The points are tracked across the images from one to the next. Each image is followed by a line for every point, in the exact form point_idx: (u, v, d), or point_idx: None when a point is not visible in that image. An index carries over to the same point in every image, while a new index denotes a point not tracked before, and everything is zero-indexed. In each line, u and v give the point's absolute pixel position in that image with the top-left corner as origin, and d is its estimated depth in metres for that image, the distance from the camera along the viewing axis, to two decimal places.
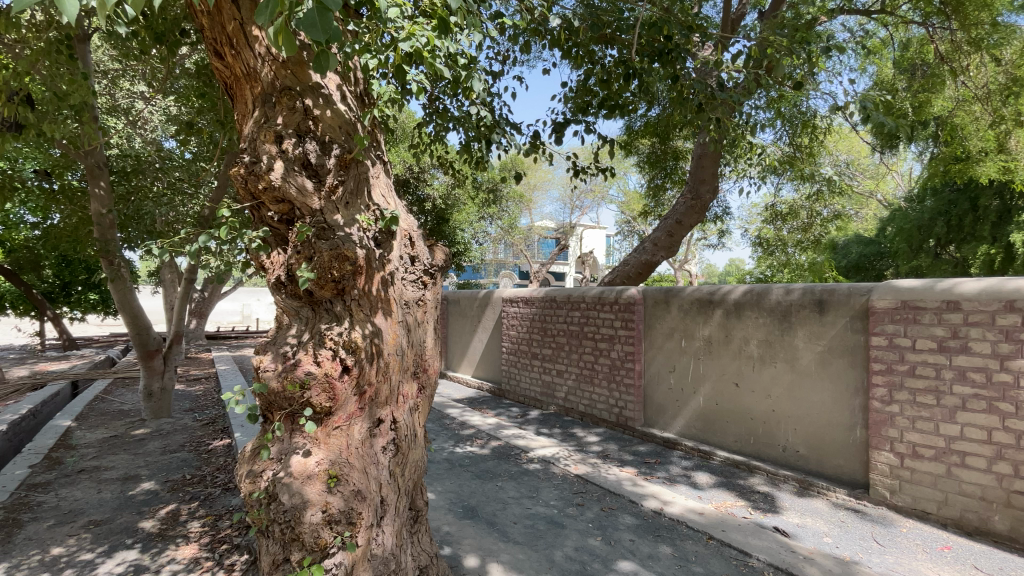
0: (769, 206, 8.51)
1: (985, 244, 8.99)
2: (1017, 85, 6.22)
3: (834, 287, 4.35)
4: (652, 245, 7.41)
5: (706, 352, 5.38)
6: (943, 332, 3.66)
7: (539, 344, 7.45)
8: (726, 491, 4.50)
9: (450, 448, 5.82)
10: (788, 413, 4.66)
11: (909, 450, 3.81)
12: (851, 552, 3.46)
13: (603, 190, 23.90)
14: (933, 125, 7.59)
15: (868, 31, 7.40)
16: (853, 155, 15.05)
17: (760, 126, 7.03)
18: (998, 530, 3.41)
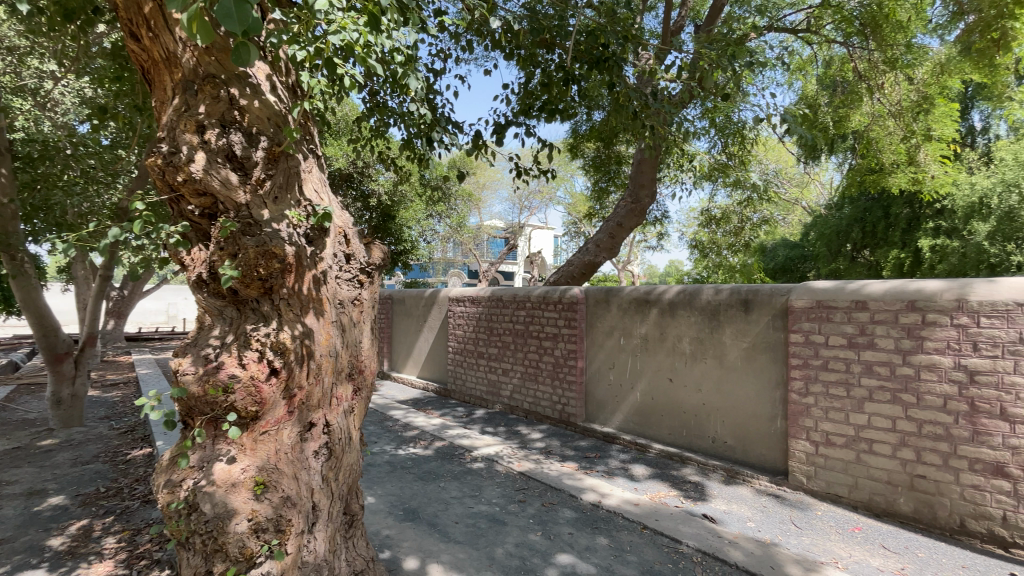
0: (705, 211, 8.97)
1: (895, 249, 9.89)
2: (927, 103, 6.87)
3: (757, 288, 4.65)
4: (595, 245, 7.61)
5: (643, 349, 5.59)
6: (852, 329, 3.99)
7: (484, 343, 7.46)
8: (661, 482, 4.70)
9: (392, 450, 5.72)
10: (717, 407, 4.92)
11: (823, 438, 4.13)
12: (772, 535, 3.71)
13: (551, 191, 24.25)
14: (850, 139, 8.25)
15: (794, 49, 7.94)
16: (781, 164, 16.09)
17: (696, 133, 7.37)
18: (902, 511, 3.73)
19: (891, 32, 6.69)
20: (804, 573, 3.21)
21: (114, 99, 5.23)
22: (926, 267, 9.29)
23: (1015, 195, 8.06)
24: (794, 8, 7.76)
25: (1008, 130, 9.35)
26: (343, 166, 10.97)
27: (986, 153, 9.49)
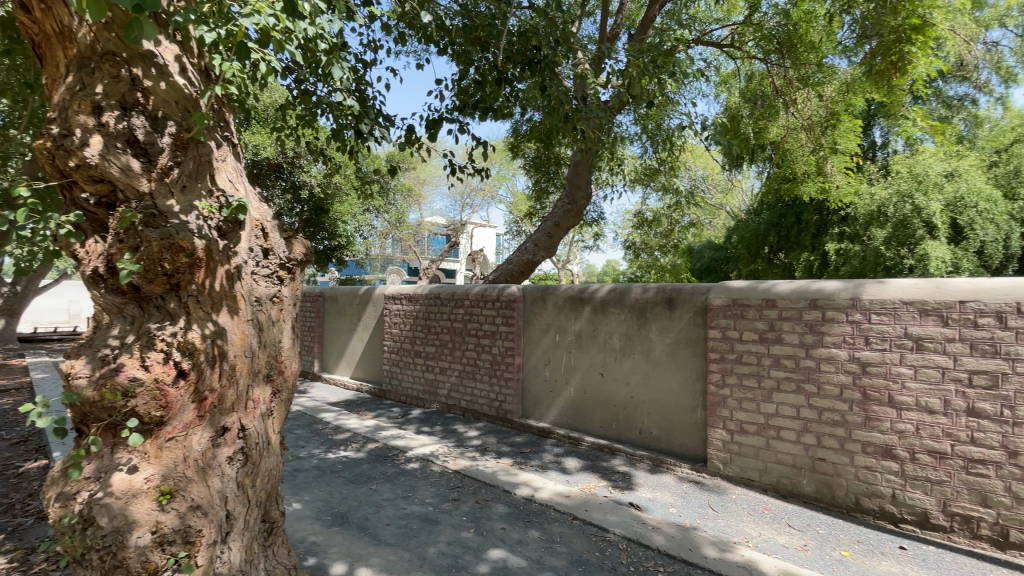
0: (638, 213, 9.36)
1: (806, 252, 10.80)
2: (833, 119, 7.47)
3: (680, 286, 4.92)
4: (533, 245, 7.74)
5: (577, 346, 5.74)
6: (763, 325, 4.32)
7: (421, 342, 7.37)
8: (592, 474, 4.86)
9: (321, 454, 5.52)
10: (644, 400, 5.15)
11: (737, 427, 4.44)
12: (691, 519, 3.94)
13: (493, 189, 24.32)
14: (768, 149, 8.88)
15: (719, 63, 8.45)
16: (708, 171, 17.07)
17: (630, 137, 7.67)
18: (805, 491, 4.09)
19: (804, 52, 7.25)
20: (719, 553, 3.44)
21: (3, 72, 4.70)
22: (832, 269, 10.19)
23: (908, 205, 8.99)
24: (719, 23, 8.25)
25: (902, 147, 10.43)
26: (273, 156, 10.43)
27: (883, 167, 10.53)
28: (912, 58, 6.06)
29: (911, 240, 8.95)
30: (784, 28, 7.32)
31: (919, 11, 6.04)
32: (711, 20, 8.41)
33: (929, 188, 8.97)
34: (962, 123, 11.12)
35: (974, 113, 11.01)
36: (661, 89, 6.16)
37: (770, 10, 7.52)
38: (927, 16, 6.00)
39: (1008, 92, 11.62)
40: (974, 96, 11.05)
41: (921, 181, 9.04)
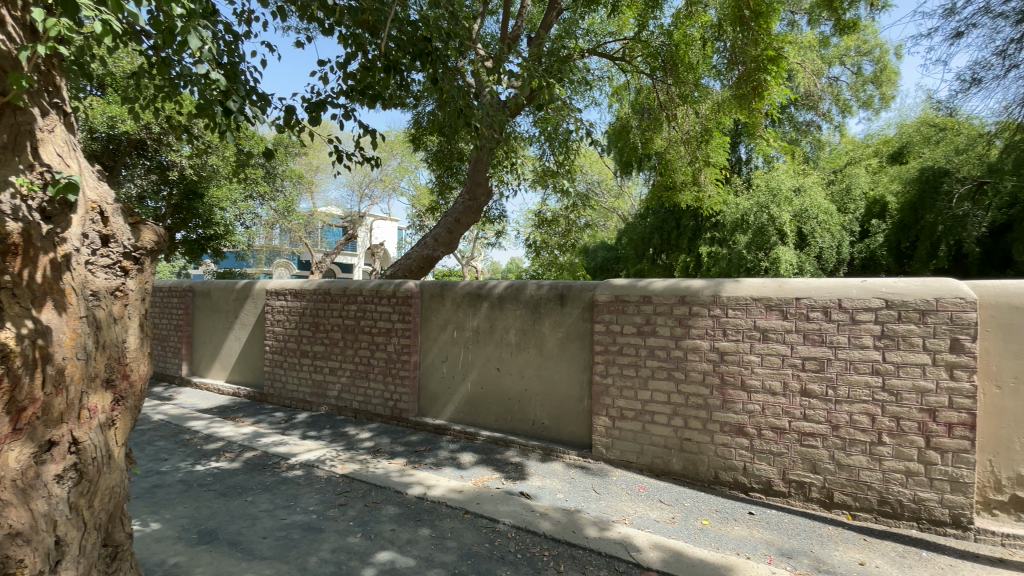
0: (538, 213, 9.66)
1: (683, 254, 11.95)
2: (707, 135, 8.29)
3: (571, 283, 5.17)
4: (433, 240, 7.66)
5: (473, 341, 5.78)
6: (640, 320, 4.69)
7: (309, 341, 6.93)
8: (486, 467, 4.94)
9: (188, 467, 4.97)
10: (537, 392, 5.35)
11: (618, 413, 4.78)
12: (576, 503, 4.17)
13: (394, 181, 23.57)
14: (653, 159, 9.64)
15: (612, 74, 8.96)
16: (603, 175, 18.13)
17: (528, 138, 7.88)
18: (674, 469, 4.52)
19: (684, 72, 7.95)
20: (598, 532, 3.68)
21: None
22: (705, 269, 11.39)
23: (765, 215, 10.33)
24: (612, 37, 8.75)
25: (762, 163, 11.90)
26: (133, 132, 9.12)
27: (748, 180, 11.94)
28: (768, 86, 6.95)
29: (766, 245, 10.31)
30: (668, 47, 7.95)
31: (775, 45, 6.92)
32: (606, 33, 8.88)
33: (782, 201, 10.35)
34: (809, 145, 12.96)
35: (817, 137, 12.90)
36: (558, 93, 6.39)
37: (656, 29, 8.11)
38: (781, 50, 6.89)
39: (843, 121, 13.76)
40: (818, 123, 12.93)
41: (775, 194, 10.43)
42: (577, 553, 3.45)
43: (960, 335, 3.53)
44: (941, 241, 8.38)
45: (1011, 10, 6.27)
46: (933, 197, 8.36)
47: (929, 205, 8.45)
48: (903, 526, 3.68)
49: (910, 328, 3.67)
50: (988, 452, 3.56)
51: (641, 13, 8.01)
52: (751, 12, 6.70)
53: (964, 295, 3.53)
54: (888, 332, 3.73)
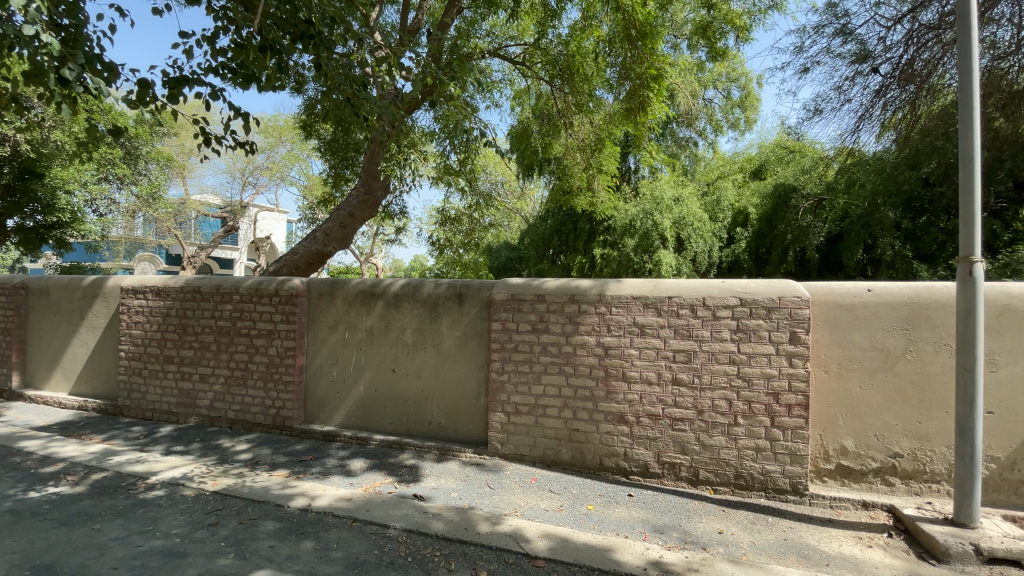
0: (440, 211, 9.55)
1: (580, 255, 12.58)
2: (600, 144, 8.78)
3: (469, 282, 5.19)
4: (324, 234, 7.25)
5: (367, 342, 5.56)
6: (534, 318, 4.84)
7: (175, 344, 6.17)
8: (378, 472, 4.77)
9: (15, 495, 4.18)
10: (433, 392, 5.30)
11: (513, 409, 4.89)
12: (469, 500, 4.20)
13: (283, 170, 21.89)
14: (552, 163, 10.01)
15: (513, 78, 9.12)
16: (505, 176, 18.46)
17: (428, 133, 7.74)
18: (564, 459, 4.73)
19: (580, 82, 8.32)
20: (490, 527, 3.73)
21: None
22: (598, 269, 12.06)
23: (649, 221, 11.23)
24: (513, 41, 8.93)
25: (648, 173, 12.88)
26: None
27: (635, 188, 12.87)
28: (651, 102, 7.56)
29: (651, 249, 11.23)
30: (565, 57, 8.26)
31: (659, 64, 7.52)
32: (507, 36, 9.02)
33: (664, 209, 11.28)
34: (687, 159, 14.29)
35: (694, 152, 14.30)
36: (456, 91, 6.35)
37: (555, 38, 8.37)
38: (662, 70, 7.51)
39: (715, 139, 15.37)
40: (695, 139, 14.34)
41: (658, 203, 11.37)
42: (468, 550, 3.47)
43: (797, 328, 4.12)
44: (789, 248, 9.63)
45: (849, 52, 7.49)
46: (783, 208, 9.70)
47: (780, 216, 9.78)
48: (753, 496, 4.21)
49: (759, 323, 4.21)
50: (818, 427, 4.21)
51: (540, 21, 8.24)
52: (637, 32, 7.20)
53: (800, 295, 4.13)
54: (742, 326, 4.25)
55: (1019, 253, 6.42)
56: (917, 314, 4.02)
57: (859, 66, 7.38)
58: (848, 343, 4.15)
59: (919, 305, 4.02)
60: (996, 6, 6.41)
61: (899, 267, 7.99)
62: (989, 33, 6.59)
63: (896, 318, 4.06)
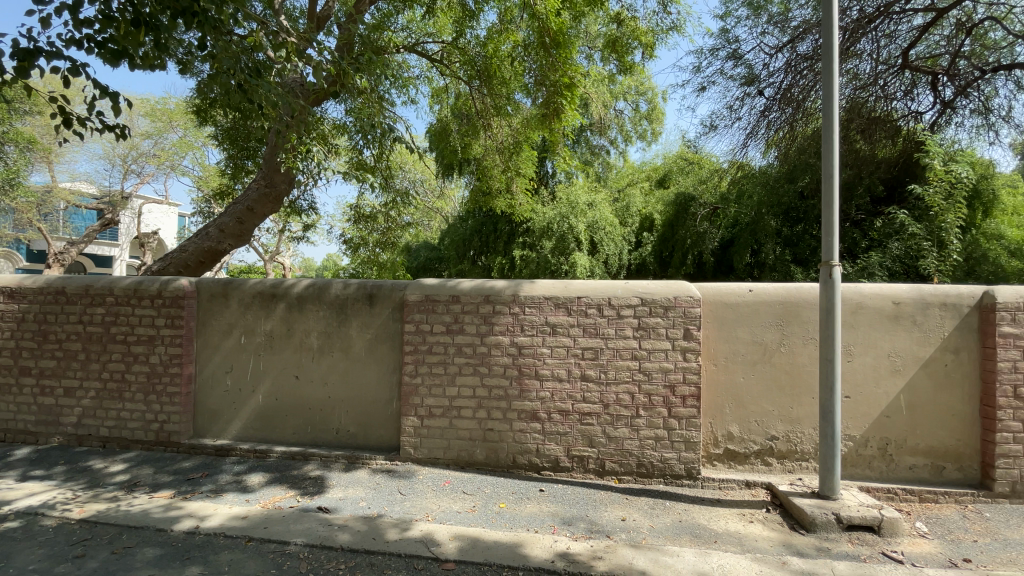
0: (354, 208, 9.14)
1: (499, 256, 12.71)
2: (516, 148, 8.90)
3: (380, 283, 5.03)
4: (218, 230, 6.69)
5: (267, 347, 5.19)
6: (449, 318, 4.79)
7: (33, 355, 5.35)
8: (279, 486, 4.47)
9: None
10: (341, 398, 5.07)
11: (427, 412, 4.80)
12: (379, 508, 4.06)
13: (174, 158, 19.83)
14: (471, 164, 10.01)
15: (430, 76, 8.96)
16: (424, 175, 18.18)
17: (339, 126, 7.37)
18: (477, 459, 4.74)
19: (497, 85, 8.38)
20: (399, 534, 3.64)
21: None
22: (517, 270, 12.25)
23: (565, 224, 11.60)
24: (431, 38, 8.77)
25: (564, 178, 13.30)
26: None
27: (553, 192, 13.21)
28: (565, 109, 7.77)
29: (567, 251, 11.57)
30: (483, 58, 8.25)
31: (573, 74, 7.77)
32: (425, 33, 8.86)
33: (579, 213, 11.70)
34: (600, 166, 14.94)
35: (607, 160, 15.00)
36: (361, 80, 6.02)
37: (473, 39, 8.35)
38: (575, 79, 7.75)
39: (626, 149, 16.23)
40: (607, 148, 15.04)
41: (574, 207, 11.78)
42: (375, 560, 3.35)
43: (690, 325, 4.47)
44: (688, 252, 10.42)
45: (738, 75, 8.27)
46: (684, 216, 10.43)
47: (681, 222, 10.55)
48: (654, 483, 4.50)
49: (658, 320, 4.51)
50: (708, 416, 4.59)
51: (457, 20, 8.20)
52: (552, 40, 7.41)
53: (692, 295, 4.48)
54: (644, 324, 4.52)
55: (873, 258, 7.43)
56: (789, 312, 4.53)
57: (747, 88, 8.18)
58: (733, 339, 4.57)
59: (791, 304, 4.53)
60: (857, 43, 7.41)
61: (779, 269, 8.82)
62: (852, 65, 7.57)
63: (772, 315, 4.54)
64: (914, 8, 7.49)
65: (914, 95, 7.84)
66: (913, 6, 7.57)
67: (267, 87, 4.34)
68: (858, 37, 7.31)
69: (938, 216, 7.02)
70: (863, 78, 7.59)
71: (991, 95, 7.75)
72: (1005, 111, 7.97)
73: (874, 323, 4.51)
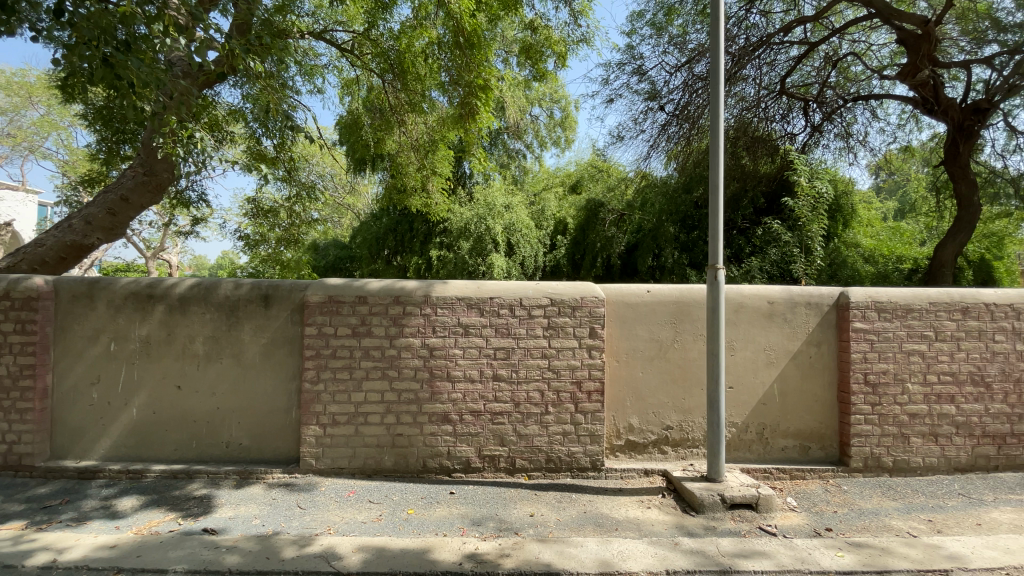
0: (252, 201, 8.45)
1: (415, 256, 12.45)
2: (432, 146, 8.76)
3: (278, 283, 4.70)
4: (84, 222, 5.86)
5: (143, 354, 4.63)
6: (355, 320, 4.59)
7: None
8: (157, 509, 4.01)
9: None
10: (232, 409, 4.66)
11: (330, 420, 4.56)
12: (275, 525, 3.79)
13: (32, 139, 17.11)
14: (384, 160, 9.71)
15: (341, 66, 8.56)
16: (335, 170, 17.35)
17: (235, 113, 6.79)
18: (385, 466, 4.59)
19: (412, 81, 8.19)
20: (297, 551, 3.41)
21: None
22: (434, 270, 12.09)
23: (482, 225, 11.56)
24: (341, 27, 8.38)
25: (481, 179, 13.34)
26: None
27: (470, 192, 13.19)
28: (479, 111, 7.77)
29: (484, 252, 11.56)
30: (396, 53, 8.01)
31: (490, 76, 7.78)
32: (334, 21, 8.43)
33: (496, 215, 11.68)
34: (516, 169, 15.14)
35: (523, 163, 15.28)
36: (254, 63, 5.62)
37: (386, 32, 8.08)
38: (490, 82, 7.76)
39: (542, 154, 16.64)
40: (523, 152, 15.32)
41: (491, 208, 11.75)
42: None
43: (595, 324, 4.68)
44: (598, 255, 10.92)
45: (642, 90, 8.83)
46: (594, 221, 10.99)
47: (592, 227, 11.04)
48: (562, 476, 4.65)
49: (566, 320, 4.66)
50: (612, 410, 4.84)
51: (369, 11, 7.92)
52: (467, 40, 7.38)
53: (598, 295, 4.69)
54: (553, 324, 4.66)
55: (754, 262, 8.30)
56: (681, 311, 4.90)
57: (650, 103, 8.76)
58: (633, 336, 4.86)
59: (683, 303, 4.90)
60: (743, 68, 8.21)
61: (677, 272, 9.60)
62: (740, 88, 8.35)
63: (667, 314, 4.89)
64: (790, 41, 8.45)
65: (790, 118, 8.85)
66: (790, 38, 8.54)
67: (134, 63, 3.93)
68: (744, 63, 8.09)
69: (805, 227, 8.10)
70: (749, 100, 8.43)
71: (850, 121, 8.97)
72: (861, 136, 9.27)
73: (753, 320, 5.02)
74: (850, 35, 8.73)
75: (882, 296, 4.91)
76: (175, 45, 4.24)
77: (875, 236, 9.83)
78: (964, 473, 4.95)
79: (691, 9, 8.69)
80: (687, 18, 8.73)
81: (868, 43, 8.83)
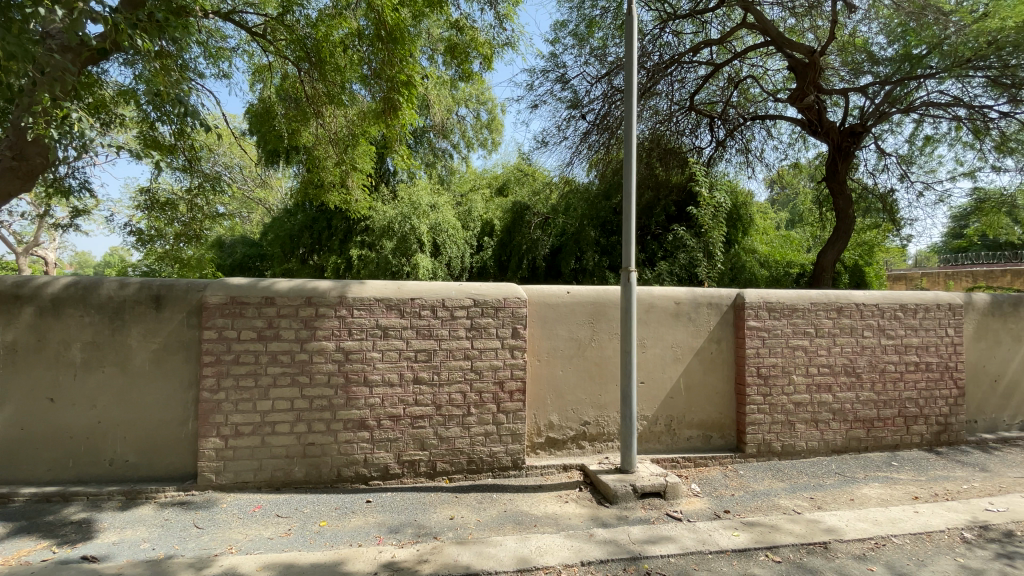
0: (145, 190, 7.62)
1: (334, 255, 11.89)
2: (350, 141, 8.39)
3: (171, 283, 4.28)
4: None
5: (6, 363, 4.03)
6: (261, 323, 4.30)
7: None
8: (26, 536, 3.50)
9: None
10: (117, 423, 4.18)
11: (232, 431, 4.23)
12: (167, 548, 3.45)
13: None
14: (300, 153, 9.20)
15: (252, 51, 7.99)
16: (245, 162, 16.19)
17: (126, 93, 6.13)
18: (296, 478, 4.35)
19: (330, 71, 7.76)
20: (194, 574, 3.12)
21: None
22: (355, 271, 11.62)
23: (407, 225, 11.18)
24: (253, 8, 7.83)
25: (406, 177, 13.05)
26: None
27: (394, 190, 12.86)
28: (401, 107, 7.51)
29: (408, 252, 11.22)
30: (313, 40, 7.59)
31: (414, 72, 7.54)
32: (244, 2, 7.86)
33: (421, 214, 11.37)
34: (443, 169, 14.96)
35: (449, 163, 15.15)
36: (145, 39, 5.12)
37: (302, 19, 7.67)
38: (414, 78, 7.51)
39: (468, 155, 16.58)
40: (449, 152, 15.17)
41: (415, 207, 11.41)
42: None
43: (517, 324, 4.75)
44: (523, 257, 11.02)
45: (566, 98, 9.10)
46: (520, 223, 11.15)
47: (518, 229, 11.18)
48: (483, 477, 4.67)
49: (488, 321, 4.69)
50: (532, 408, 4.94)
51: None
52: (389, 34, 7.13)
53: (519, 296, 4.77)
54: (475, 325, 4.66)
55: (664, 266, 8.83)
56: (598, 311, 5.11)
57: (572, 111, 9.05)
58: (553, 336, 4.99)
59: (600, 304, 5.11)
60: (657, 83, 8.74)
61: (597, 274, 9.97)
62: (653, 102, 8.89)
63: (585, 314, 5.08)
64: (698, 60, 9.12)
65: (698, 133, 9.54)
66: (698, 59, 9.21)
67: None
68: (658, 79, 8.63)
69: (708, 234, 8.73)
70: (662, 114, 8.99)
71: (749, 138, 9.84)
72: (759, 152, 10.20)
73: (662, 319, 5.36)
74: (750, 59, 9.59)
75: (772, 297, 5.44)
76: (48, 14, 3.71)
77: (771, 243, 10.74)
78: (840, 454, 5.61)
79: (610, 23, 9.10)
80: (607, 32, 9.12)
81: (764, 68, 9.75)
